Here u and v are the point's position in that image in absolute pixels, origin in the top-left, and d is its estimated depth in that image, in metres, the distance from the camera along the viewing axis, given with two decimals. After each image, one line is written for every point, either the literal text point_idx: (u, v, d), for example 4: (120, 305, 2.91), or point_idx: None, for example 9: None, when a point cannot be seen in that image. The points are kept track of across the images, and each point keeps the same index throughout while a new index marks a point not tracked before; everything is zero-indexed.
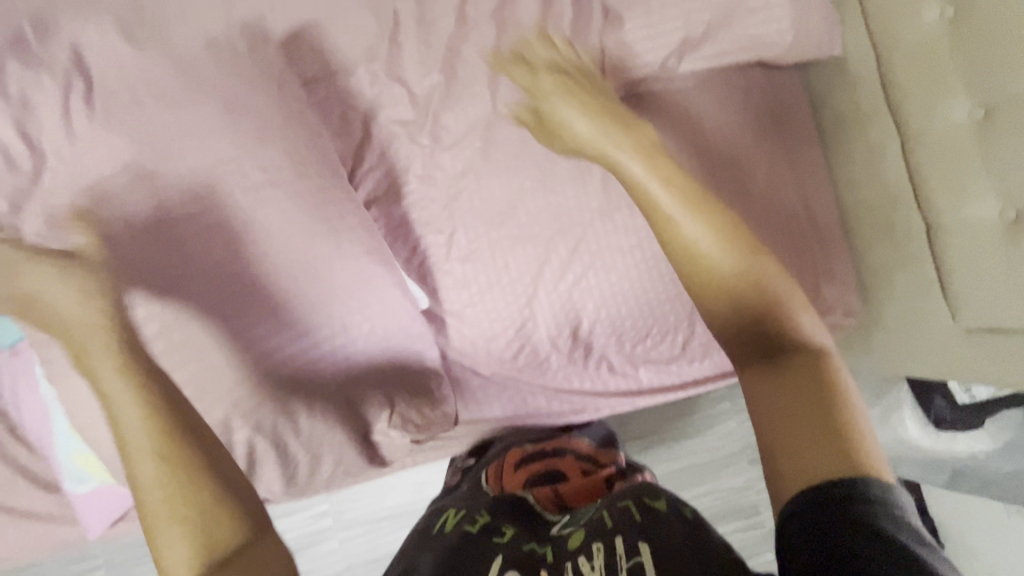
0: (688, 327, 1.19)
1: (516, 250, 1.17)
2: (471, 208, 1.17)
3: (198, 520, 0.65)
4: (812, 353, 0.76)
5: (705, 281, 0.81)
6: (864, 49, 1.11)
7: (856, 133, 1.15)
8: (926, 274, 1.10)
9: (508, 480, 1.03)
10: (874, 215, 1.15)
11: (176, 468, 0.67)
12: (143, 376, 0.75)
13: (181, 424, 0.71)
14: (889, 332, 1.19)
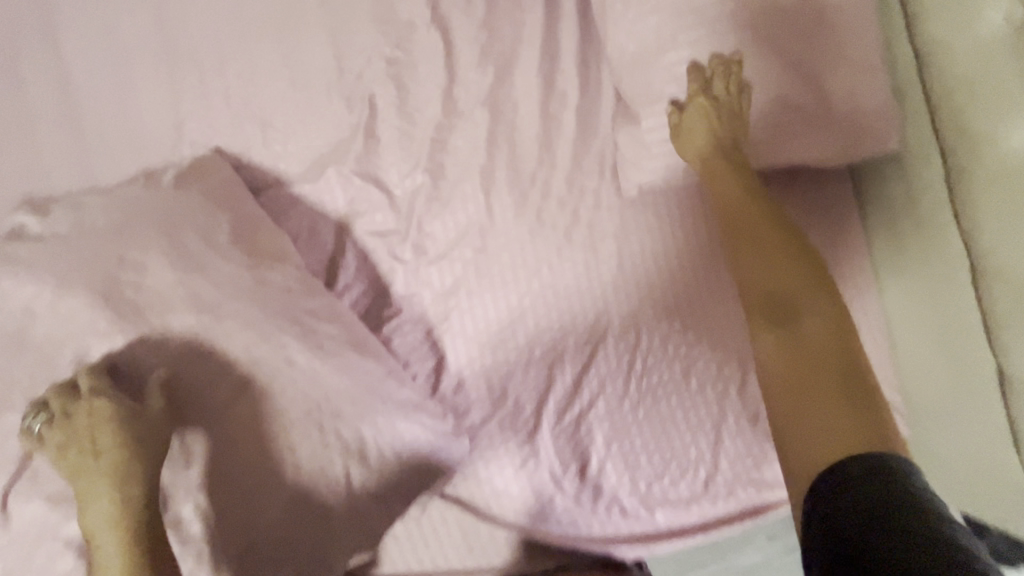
0: (712, 463, 1.04)
1: (516, 377, 1.01)
2: (462, 330, 1.01)
3: None
4: (835, 323, 0.73)
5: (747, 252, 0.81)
6: (926, 148, 0.93)
7: (913, 246, 0.98)
8: (995, 423, 0.94)
9: None
10: (935, 343, 0.99)
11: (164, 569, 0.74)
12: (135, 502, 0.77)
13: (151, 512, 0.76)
14: (940, 463, 1.05)
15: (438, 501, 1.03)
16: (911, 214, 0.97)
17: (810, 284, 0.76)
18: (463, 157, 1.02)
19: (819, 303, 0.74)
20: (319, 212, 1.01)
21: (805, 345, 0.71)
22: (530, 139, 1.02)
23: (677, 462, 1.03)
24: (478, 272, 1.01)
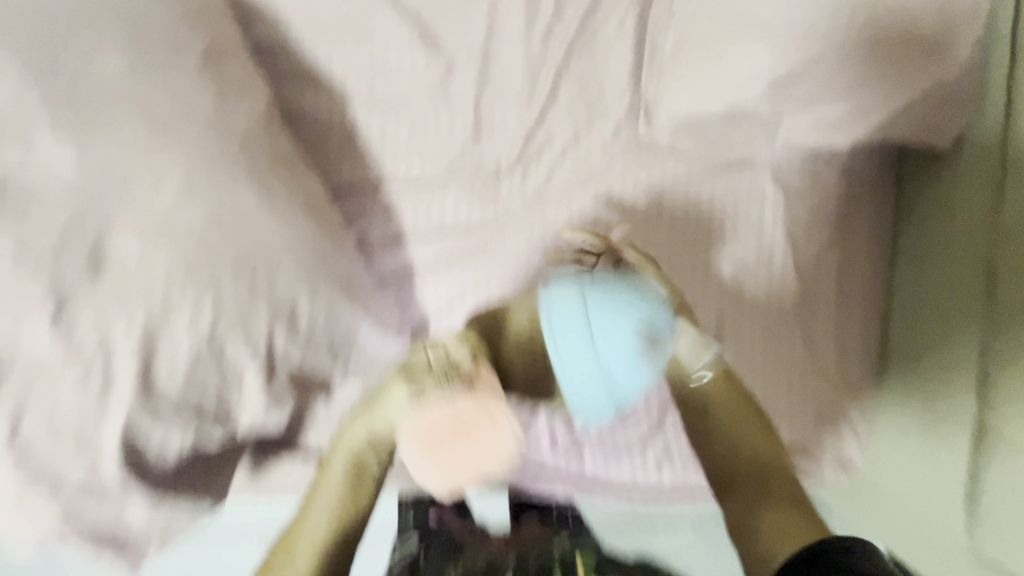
0: (659, 426, 0.97)
1: (491, 286, 0.91)
2: (448, 222, 0.93)
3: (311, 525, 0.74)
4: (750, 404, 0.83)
5: (700, 410, 0.83)
6: (989, 129, 0.81)
7: (938, 253, 0.89)
8: (947, 462, 0.89)
9: None
10: (925, 370, 0.92)
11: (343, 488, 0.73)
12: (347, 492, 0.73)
13: (354, 482, 0.73)
14: (881, 497, 1.02)
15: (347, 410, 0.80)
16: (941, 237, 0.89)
17: (744, 411, 0.83)
18: (489, 51, 0.91)
19: (735, 399, 0.83)
20: (315, 72, 0.91)
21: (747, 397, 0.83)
22: (568, 43, 0.91)
23: (626, 434, 0.98)
24: (479, 167, 0.94)
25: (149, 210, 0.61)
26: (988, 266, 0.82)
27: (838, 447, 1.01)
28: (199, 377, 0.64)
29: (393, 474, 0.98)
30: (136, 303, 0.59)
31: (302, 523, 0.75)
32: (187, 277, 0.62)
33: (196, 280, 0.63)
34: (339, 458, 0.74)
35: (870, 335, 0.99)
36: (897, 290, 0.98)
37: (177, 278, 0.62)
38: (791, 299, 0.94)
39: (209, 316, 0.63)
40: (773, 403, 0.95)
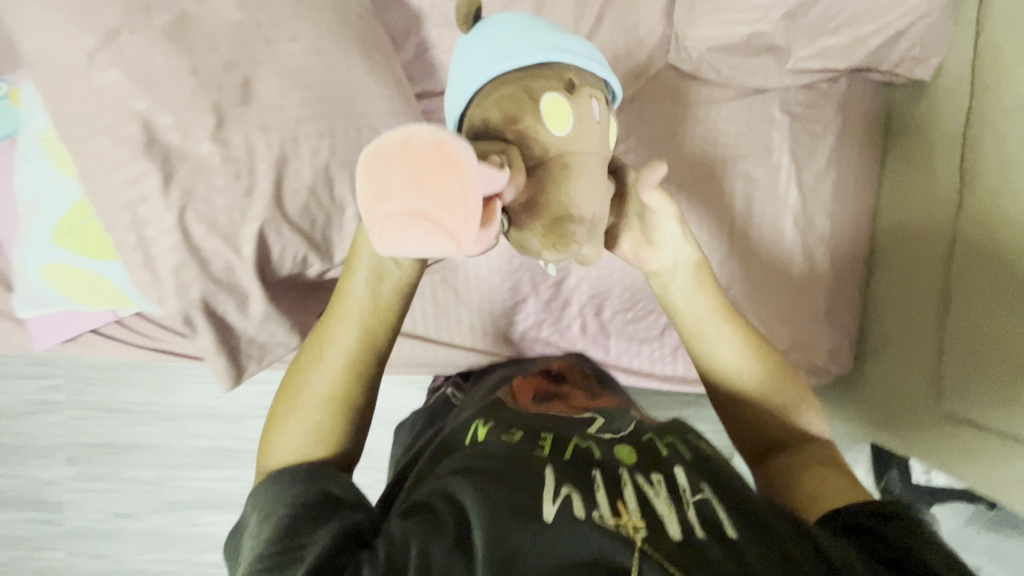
0: None
1: None
2: None
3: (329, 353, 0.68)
4: (778, 363, 0.82)
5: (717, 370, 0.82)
6: (961, 72, 1.01)
7: (918, 178, 1.06)
8: (929, 352, 1.03)
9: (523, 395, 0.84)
10: (906, 278, 1.07)
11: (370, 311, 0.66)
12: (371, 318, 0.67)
13: (381, 305, 0.67)
14: (866, 398, 1.14)
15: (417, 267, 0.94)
16: (920, 166, 1.06)
17: (759, 368, 0.81)
18: None
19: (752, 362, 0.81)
20: None
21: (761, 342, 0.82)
22: None
23: (645, 323, 1.12)
24: None
25: (283, 62, 0.74)
26: (966, 183, 0.99)
27: (836, 343, 1.13)
28: (310, 204, 0.76)
29: (440, 346, 1.10)
30: (273, 132, 0.72)
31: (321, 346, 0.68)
32: (308, 120, 0.74)
33: (317, 122, 0.75)
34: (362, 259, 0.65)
35: (864, 243, 1.12)
36: (884, 204, 1.12)
37: (300, 120, 0.74)
38: (793, 209, 1.10)
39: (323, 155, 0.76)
40: (776, 297, 1.12)
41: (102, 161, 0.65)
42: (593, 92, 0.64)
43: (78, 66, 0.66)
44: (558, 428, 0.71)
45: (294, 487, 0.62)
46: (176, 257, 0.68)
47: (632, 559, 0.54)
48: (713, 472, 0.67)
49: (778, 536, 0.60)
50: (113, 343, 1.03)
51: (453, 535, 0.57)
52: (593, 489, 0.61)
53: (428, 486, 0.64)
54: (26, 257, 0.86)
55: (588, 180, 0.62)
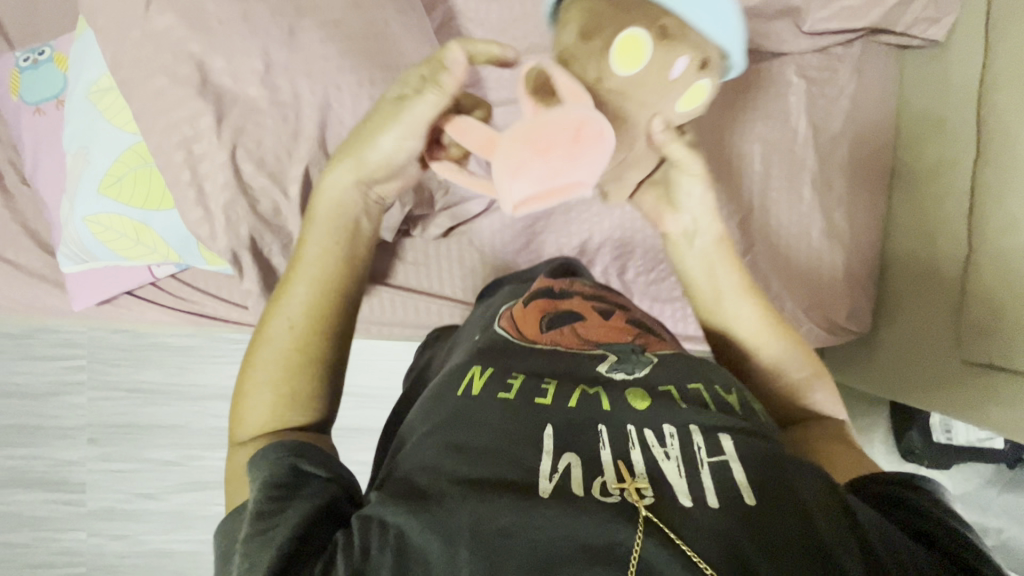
0: None
1: None
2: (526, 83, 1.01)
3: (289, 312, 0.61)
4: (801, 355, 0.74)
5: (730, 347, 0.76)
6: (975, 30, 1.04)
7: (933, 136, 1.08)
8: (949, 301, 1.04)
9: (525, 320, 0.65)
10: (920, 232, 1.09)
11: (334, 257, 0.62)
12: (337, 267, 0.63)
13: (341, 252, 0.63)
14: (883, 356, 1.14)
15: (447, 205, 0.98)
16: (936, 124, 1.08)
17: (777, 351, 0.73)
18: None
19: (774, 346, 0.73)
20: None
21: (788, 328, 0.74)
22: None
23: (667, 284, 1.10)
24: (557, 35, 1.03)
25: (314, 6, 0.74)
26: (982, 135, 1.01)
27: (855, 303, 1.12)
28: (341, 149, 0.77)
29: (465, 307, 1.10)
30: (315, 78, 0.74)
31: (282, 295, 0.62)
32: (336, 63, 0.74)
33: (357, 71, 0.75)
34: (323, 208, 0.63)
35: (881, 204, 1.13)
36: (898, 165, 1.13)
37: (328, 62, 0.74)
38: (812, 171, 1.10)
39: (350, 98, 0.75)
40: (794, 260, 1.11)
41: (160, 100, 0.71)
42: (689, 47, 0.59)
43: (136, 11, 0.70)
44: (566, 372, 0.58)
45: (264, 465, 0.52)
46: (226, 194, 0.74)
47: (636, 535, 0.43)
48: (737, 427, 0.54)
49: (810, 511, 0.46)
50: (147, 305, 1.04)
51: (419, 512, 0.45)
52: (597, 450, 0.50)
53: (401, 460, 0.52)
54: (70, 209, 0.88)
55: (623, 130, 0.59)
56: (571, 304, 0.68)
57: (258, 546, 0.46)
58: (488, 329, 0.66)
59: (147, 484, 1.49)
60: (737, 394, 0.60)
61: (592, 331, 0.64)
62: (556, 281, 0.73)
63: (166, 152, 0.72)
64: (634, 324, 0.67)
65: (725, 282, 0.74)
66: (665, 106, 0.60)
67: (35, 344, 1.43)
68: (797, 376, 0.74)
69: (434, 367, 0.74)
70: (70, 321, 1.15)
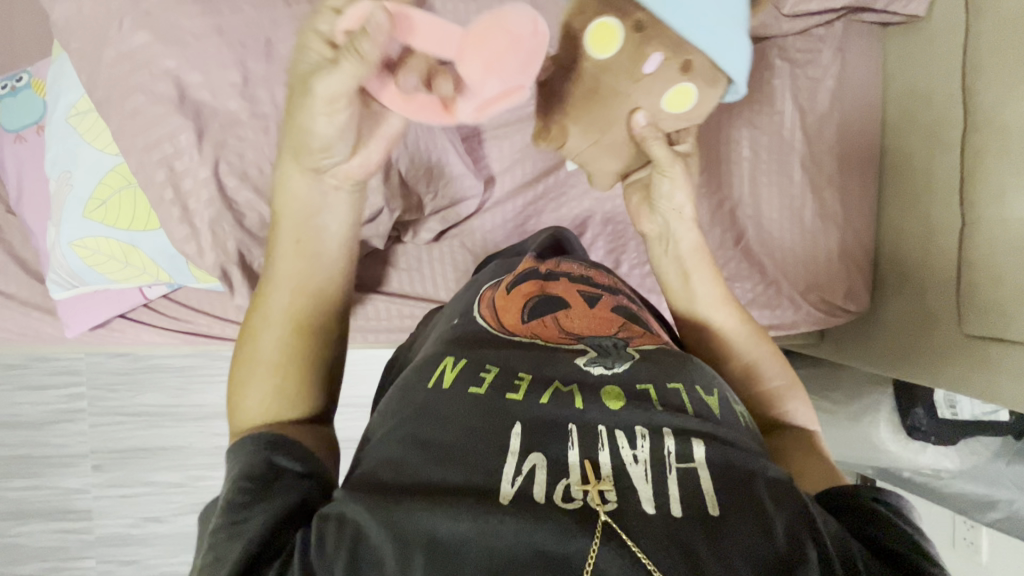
0: None
1: None
2: None
3: (270, 311, 0.63)
4: (776, 363, 0.73)
5: (706, 348, 0.75)
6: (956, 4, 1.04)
7: (921, 110, 1.07)
8: (945, 277, 1.04)
9: (505, 305, 0.63)
10: (912, 208, 1.08)
11: (309, 256, 0.64)
12: (315, 263, 0.65)
13: (315, 249, 0.65)
14: (879, 333, 1.14)
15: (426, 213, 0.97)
16: (924, 98, 1.07)
17: (750, 356, 0.72)
18: None
19: (748, 353, 0.73)
20: None
21: (765, 335, 0.74)
22: None
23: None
24: None
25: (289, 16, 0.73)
26: (971, 108, 1.00)
27: (853, 282, 1.11)
28: None
29: None
30: None
31: (262, 298, 0.63)
32: None
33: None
34: (289, 213, 0.64)
35: (873, 181, 1.12)
36: (889, 141, 1.13)
37: None
38: (801, 153, 1.10)
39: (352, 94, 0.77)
40: (787, 243, 1.10)
41: (138, 119, 0.70)
42: (667, 47, 0.63)
43: (109, 30, 0.69)
44: (543, 367, 0.55)
45: (242, 456, 0.52)
46: (212, 209, 0.74)
47: (592, 542, 0.40)
48: (711, 432, 0.50)
49: (772, 522, 0.43)
50: (140, 327, 1.03)
51: (376, 509, 0.44)
52: (565, 451, 0.47)
53: (357, 467, 0.50)
54: (56, 235, 0.87)
55: (601, 110, 0.66)
56: (556, 288, 0.64)
57: (228, 538, 0.46)
58: (467, 316, 0.63)
59: (155, 507, 1.48)
60: (718, 395, 0.56)
61: (575, 322, 0.60)
62: (544, 262, 0.69)
63: (147, 170, 0.72)
64: (620, 313, 0.63)
65: (701, 282, 0.75)
66: (642, 96, 0.65)
67: (32, 373, 1.42)
68: (770, 386, 0.72)
69: (407, 355, 0.72)
70: (64, 347, 1.13)
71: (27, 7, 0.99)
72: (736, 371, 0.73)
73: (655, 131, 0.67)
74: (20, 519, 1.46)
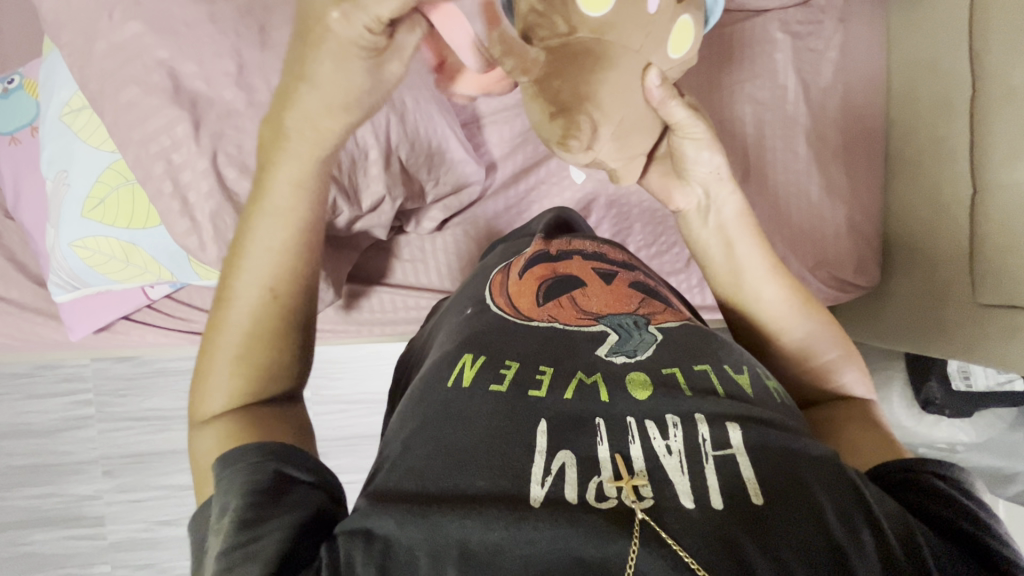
0: None
1: None
2: None
3: (243, 282, 0.57)
4: (829, 332, 0.70)
5: (756, 326, 0.71)
6: None
7: (926, 75, 1.06)
8: (959, 246, 1.02)
9: (518, 290, 0.61)
10: (921, 175, 1.07)
11: (289, 224, 0.56)
12: (305, 235, 0.58)
13: (302, 220, 0.57)
14: (891, 306, 1.13)
15: (432, 198, 0.95)
16: (930, 64, 1.05)
17: (811, 327, 0.70)
18: None
19: (799, 322, 0.70)
20: None
21: (815, 304, 0.71)
22: None
23: (669, 256, 1.08)
24: None
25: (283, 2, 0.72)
26: (981, 71, 0.99)
27: (862, 258, 1.10)
28: None
29: None
30: None
31: (238, 268, 0.57)
32: None
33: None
34: (281, 182, 0.55)
35: (880, 152, 1.10)
36: (893, 112, 1.10)
37: None
38: (804, 128, 1.08)
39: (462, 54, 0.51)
40: (795, 220, 1.09)
41: (134, 112, 0.69)
42: None
43: (100, 22, 0.68)
44: (563, 358, 0.53)
45: (241, 472, 0.50)
46: (212, 202, 0.73)
47: (631, 543, 0.40)
48: (747, 414, 0.49)
49: (819, 506, 0.42)
50: (145, 328, 1.02)
51: (406, 521, 0.43)
52: (595, 446, 0.46)
53: (376, 475, 0.49)
54: (55, 237, 0.86)
55: (621, 77, 0.54)
56: (570, 268, 0.62)
57: (245, 556, 0.44)
58: (481, 304, 0.61)
59: (167, 511, 1.48)
60: (748, 372, 0.54)
61: (592, 301, 0.59)
62: (555, 242, 0.67)
63: (146, 164, 0.71)
64: (638, 288, 0.61)
65: (748, 254, 0.71)
66: (654, 48, 0.56)
67: (39, 381, 1.41)
68: (823, 360, 0.70)
69: (421, 345, 0.71)
70: (68, 353, 1.13)
71: (15, 8, 0.97)
72: (788, 350, 0.70)
73: (671, 89, 0.58)
74: (33, 528, 1.46)
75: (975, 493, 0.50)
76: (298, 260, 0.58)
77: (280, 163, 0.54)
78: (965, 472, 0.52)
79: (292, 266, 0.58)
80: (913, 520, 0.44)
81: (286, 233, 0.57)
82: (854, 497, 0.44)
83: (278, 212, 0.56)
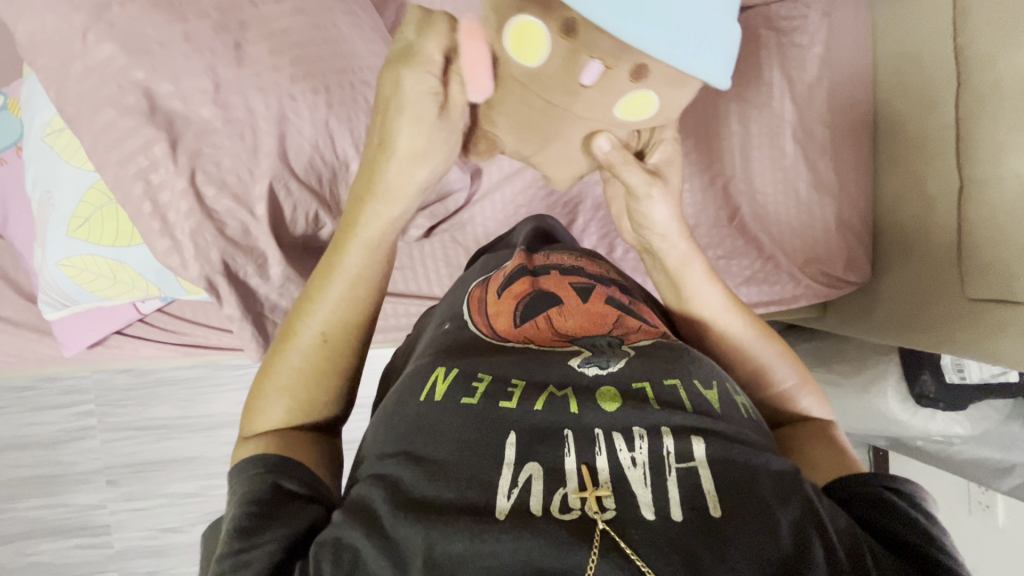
0: None
1: None
2: None
3: (309, 326, 0.60)
4: (788, 365, 0.70)
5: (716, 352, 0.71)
6: None
7: (914, 67, 1.04)
8: (948, 239, 1.01)
9: (495, 308, 0.61)
10: (909, 169, 1.06)
11: (358, 282, 0.60)
12: (369, 292, 0.62)
13: (370, 276, 0.61)
14: (883, 301, 1.13)
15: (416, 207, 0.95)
16: (917, 57, 1.04)
17: (771, 354, 0.70)
18: None
19: (759, 352, 0.70)
20: None
21: (773, 333, 0.71)
22: None
23: None
24: None
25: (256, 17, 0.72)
26: (966, 63, 0.98)
27: (851, 253, 1.09)
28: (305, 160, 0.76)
29: None
30: (268, 92, 0.72)
31: (306, 311, 0.61)
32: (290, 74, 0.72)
33: (311, 79, 0.73)
34: (358, 242, 0.60)
35: (868, 146, 1.10)
36: (881, 106, 1.10)
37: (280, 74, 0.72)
38: (791, 124, 1.07)
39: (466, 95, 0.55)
40: (783, 217, 1.09)
41: (111, 133, 0.70)
42: (612, 50, 0.49)
43: (73, 45, 0.68)
44: (535, 372, 0.53)
45: (245, 483, 0.52)
46: (192, 220, 0.74)
47: (590, 553, 0.40)
48: (713, 428, 0.49)
49: (775, 518, 0.42)
50: (137, 342, 1.02)
51: (377, 535, 0.44)
52: (562, 458, 0.46)
53: (354, 490, 0.49)
54: (42, 257, 0.86)
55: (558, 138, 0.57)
56: (548, 284, 0.62)
57: (236, 565, 0.45)
58: (459, 321, 0.61)
59: (170, 518, 1.49)
60: (718, 387, 0.55)
61: (568, 321, 0.59)
62: (535, 256, 0.68)
63: (125, 185, 0.71)
64: (614, 305, 0.62)
65: (706, 285, 0.70)
66: (595, 115, 0.54)
67: (40, 395, 1.43)
68: (780, 387, 0.69)
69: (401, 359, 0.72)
70: (63, 368, 1.14)
71: None
72: (743, 376, 0.70)
73: (621, 153, 0.58)
74: (38, 538, 1.48)
75: (926, 509, 0.50)
76: (357, 309, 0.61)
77: (363, 223, 0.60)
78: (919, 487, 0.53)
79: (352, 317, 0.61)
80: (864, 536, 0.45)
81: (353, 286, 0.60)
82: (807, 509, 0.44)
83: (351, 269, 0.60)
